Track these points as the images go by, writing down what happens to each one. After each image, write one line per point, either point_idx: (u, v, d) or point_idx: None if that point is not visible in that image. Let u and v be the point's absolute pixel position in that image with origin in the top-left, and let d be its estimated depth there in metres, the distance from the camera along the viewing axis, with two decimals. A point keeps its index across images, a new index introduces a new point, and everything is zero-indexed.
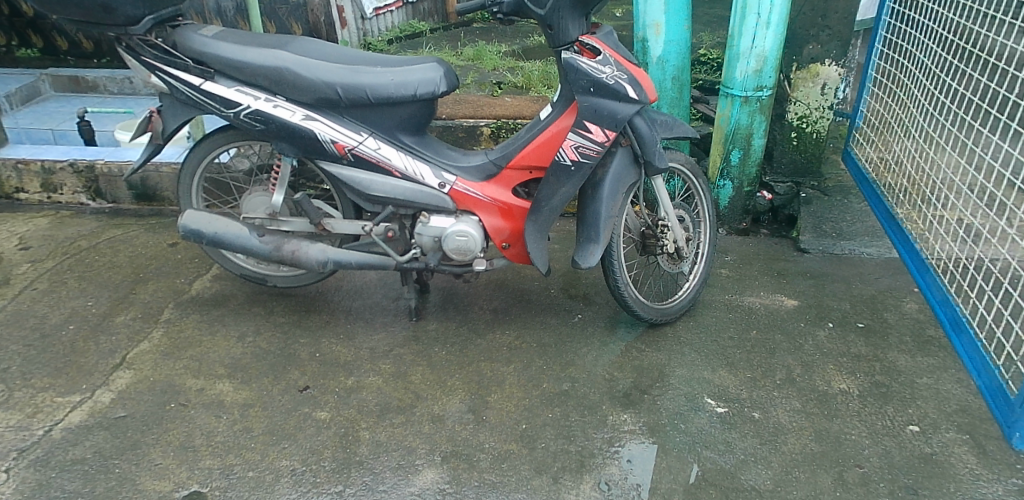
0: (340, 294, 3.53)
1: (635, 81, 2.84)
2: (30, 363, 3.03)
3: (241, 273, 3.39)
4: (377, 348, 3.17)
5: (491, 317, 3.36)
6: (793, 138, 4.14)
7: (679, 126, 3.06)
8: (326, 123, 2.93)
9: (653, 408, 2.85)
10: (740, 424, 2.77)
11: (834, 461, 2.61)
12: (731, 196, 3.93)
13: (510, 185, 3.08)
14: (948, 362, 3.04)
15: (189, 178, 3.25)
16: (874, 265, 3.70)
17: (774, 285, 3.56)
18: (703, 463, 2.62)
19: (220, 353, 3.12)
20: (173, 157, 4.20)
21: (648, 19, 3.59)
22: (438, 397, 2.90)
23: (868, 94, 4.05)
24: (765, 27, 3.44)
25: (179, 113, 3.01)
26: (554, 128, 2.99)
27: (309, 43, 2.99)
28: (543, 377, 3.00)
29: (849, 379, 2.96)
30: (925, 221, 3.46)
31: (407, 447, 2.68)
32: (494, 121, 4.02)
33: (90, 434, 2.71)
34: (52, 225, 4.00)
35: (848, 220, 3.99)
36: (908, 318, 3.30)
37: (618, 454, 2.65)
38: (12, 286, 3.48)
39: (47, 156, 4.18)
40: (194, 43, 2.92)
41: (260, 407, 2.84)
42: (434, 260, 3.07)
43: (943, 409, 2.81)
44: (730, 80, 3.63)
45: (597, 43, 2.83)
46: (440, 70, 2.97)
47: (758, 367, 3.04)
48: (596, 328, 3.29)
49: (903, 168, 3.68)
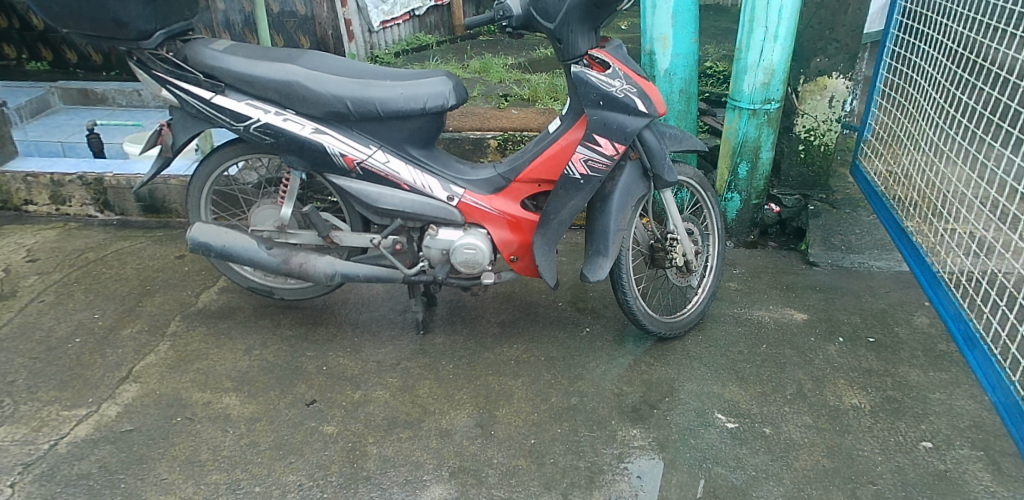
0: (347, 306, 3.52)
1: (644, 94, 2.83)
2: (35, 376, 3.02)
3: (248, 285, 3.38)
4: (384, 361, 3.15)
5: (499, 330, 3.35)
6: (800, 150, 4.13)
7: (687, 140, 3.07)
8: (335, 136, 2.93)
9: (662, 423, 2.82)
10: (751, 440, 2.74)
11: (847, 478, 2.58)
12: (739, 209, 3.92)
13: (518, 198, 3.07)
14: (961, 377, 3.01)
15: (198, 191, 3.25)
16: (884, 278, 3.68)
17: (783, 299, 3.53)
18: (714, 479, 2.59)
19: (227, 366, 3.10)
20: (182, 170, 4.20)
21: (655, 33, 3.59)
22: (446, 411, 2.88)
23: (876, 106, 4.03)
24: (772, 40, 3.44)
25: (189, 126, 3.02)
26: (562, 141, 2.98)
27: (318, 56, 2.99)
28: (551, 392, 2.98)
29: (861, 394, 2.94)
30: (936, 234, 3.44)
31: (415, 463, 2.66)
32: (501, 134, 4.02)
33: (95, 448, 2.69)
34: (60, 237, 4.01)
35: (858, 233, 3.96)
36: (919, 333, 3.27)
37: (628, 470, 2.63)
38: (19, 299, 3.48)
39: (56, 168, 4.20)
40: (204, 57, 2.92)
41: (267, 421, 2.83)
42: (442, 273, 3.06)
43: (956, 425, 2.78)
44: (738, 93, 3.62)
45: (606, 56, 2.82)
46: (450, 83, 2.96)
47: (768, 382, 3.01)
48: (604, 342, 3.27)
49: (913, 180, 3.67)
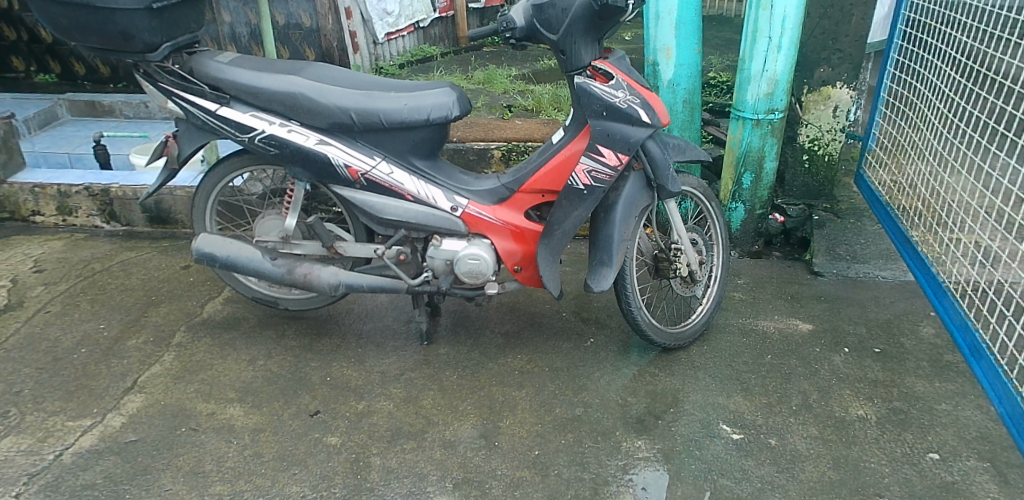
0: (351, 317, 3.53)
1: (648, 105, 2.84)
2: (41, 386, 3.03)
3: (253, 296, 3.38)
4: (388, 372, 3.15)
5: (502, 341, 3.34)
6: (805, 160, 4.12)
7: (691, 150, 3.06)
8: (340, 147, 2.94)
9: (667, 434, 2.81)
10: (756, 452, 2.73)
11: (854, 490, 2.56)
12: (743, 219, 3.91)
13: (522, 208, 3.07)
14: (967, 388, 3.00)
15: (204, 202, 3.26)
16: (889, 288, 3.66)
17: (788, 309, 3.52)
18: (720, 491, 2.58)
19: (231, 377, 3.11)
20: (188, 181, 4.22)
21: (658, 44, 3.61)
22: (450, 422, 2.88)
23: (880, 116, 4.05)
24: (776, 50, 3.44)
25: (195, 138, 3.03)
26: (566, 152, 2.98)
27: (323, 68, 3.01)
28: (555, 403, 2.97)
29: (867, 405, 2.92)
30: (941, 245, 3.45)
31: (419, 474, 2.65)
32: (506, 144, 4.03)
33: (100, 459, 2.69)
34: (67, 248, 4.03)
35: (863, 243, 3.95)
36: (925, 343, 3.25)
37: (633, 482, 2.61)
38: (25, 309, 3.49)
39: (64, 180, 4.22)
40: (210, 70, 2.94)
41: (271, 432, 2.83)
42: (445, 283, 3.06)
43: (962, 436, 2.76)
44: (742, 103, 3.63)
45: (609, 68, 2.84)
46: (453, 94, 2.98)
47: (774, 393, 3.00)
48: (609, 352, 3.26)
49: (917, 190, 3.68)
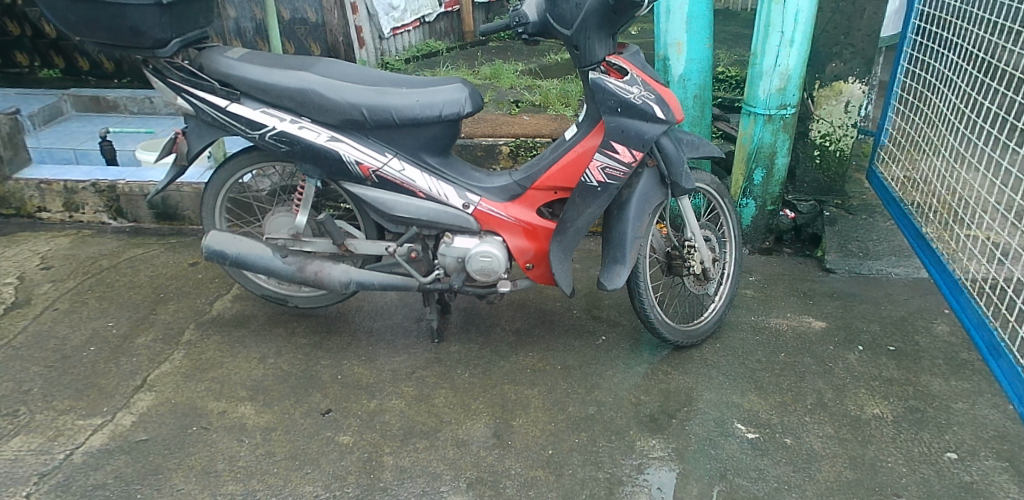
0: (361, 314, 3.51)
1: (662, 100, 2.80)
2: (52, 385, 3.01)
3: (262, 293, 3.37)
4: (399, 370, 3.13)
5: (513, 339, 3.32)
6: (815, 156, 4.09)
7: (704, 146, 3.04)
8: (351, 144, 2.92)
9: (681, 433, 2.79)
10: (772, 451, 2.71)
11: (871, 490, 2.54)
12: (754, 215, 3.88)
13: (534, 205, 3.05)
14: (984, 386, 2.97)
15: (213, 200, 3.24)
16: (902, 285, 3.62)
17: (801, 307, 3.49)
18: (735, 490, 2.55)
19: (241, 375, 3.09)
20: (195, 178, 4.20)
21: (670, 38, 3.57)
22: (462, 421, 2.86)
23: (892, 111, 4.01)
24: (788, 45, 3.41)
25: (204, 134, 3.01)
26: (579, 148, 2.96)
27: (333, 63, 2.98)
28: (567, 401, 2.95)
29: (884, 404, 2.89)
30: (957, 241, 3.44)
31: (432, 473, 2.63)
32: (513, 140, 4.02)
33: (111, 458, 2.68)
34: (74, 244, 4.01)
35: (875, 239, 3.90)
36: (940, 341, 3.22)
37: (648, 481, 2.59)
38: (33, 307, 3.48)
39: (70, 176, 4.19)
40: (220, 66, 2.92)
41: (282, 431, 2.81)
42: (457, 281, 3.03)
43: (979, 435, 2.74)
44: (754, 98, 3.59)
45: (623, 63, 2.80)
46: (465, 90, 2.95)
47: (788, 391, 2.98)
48: (621, 350, 3.23)
49: (932, 186, 3.67)
